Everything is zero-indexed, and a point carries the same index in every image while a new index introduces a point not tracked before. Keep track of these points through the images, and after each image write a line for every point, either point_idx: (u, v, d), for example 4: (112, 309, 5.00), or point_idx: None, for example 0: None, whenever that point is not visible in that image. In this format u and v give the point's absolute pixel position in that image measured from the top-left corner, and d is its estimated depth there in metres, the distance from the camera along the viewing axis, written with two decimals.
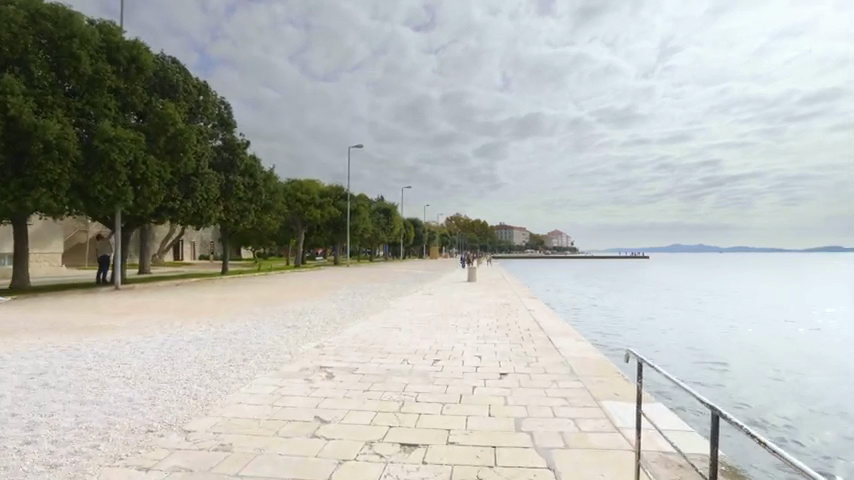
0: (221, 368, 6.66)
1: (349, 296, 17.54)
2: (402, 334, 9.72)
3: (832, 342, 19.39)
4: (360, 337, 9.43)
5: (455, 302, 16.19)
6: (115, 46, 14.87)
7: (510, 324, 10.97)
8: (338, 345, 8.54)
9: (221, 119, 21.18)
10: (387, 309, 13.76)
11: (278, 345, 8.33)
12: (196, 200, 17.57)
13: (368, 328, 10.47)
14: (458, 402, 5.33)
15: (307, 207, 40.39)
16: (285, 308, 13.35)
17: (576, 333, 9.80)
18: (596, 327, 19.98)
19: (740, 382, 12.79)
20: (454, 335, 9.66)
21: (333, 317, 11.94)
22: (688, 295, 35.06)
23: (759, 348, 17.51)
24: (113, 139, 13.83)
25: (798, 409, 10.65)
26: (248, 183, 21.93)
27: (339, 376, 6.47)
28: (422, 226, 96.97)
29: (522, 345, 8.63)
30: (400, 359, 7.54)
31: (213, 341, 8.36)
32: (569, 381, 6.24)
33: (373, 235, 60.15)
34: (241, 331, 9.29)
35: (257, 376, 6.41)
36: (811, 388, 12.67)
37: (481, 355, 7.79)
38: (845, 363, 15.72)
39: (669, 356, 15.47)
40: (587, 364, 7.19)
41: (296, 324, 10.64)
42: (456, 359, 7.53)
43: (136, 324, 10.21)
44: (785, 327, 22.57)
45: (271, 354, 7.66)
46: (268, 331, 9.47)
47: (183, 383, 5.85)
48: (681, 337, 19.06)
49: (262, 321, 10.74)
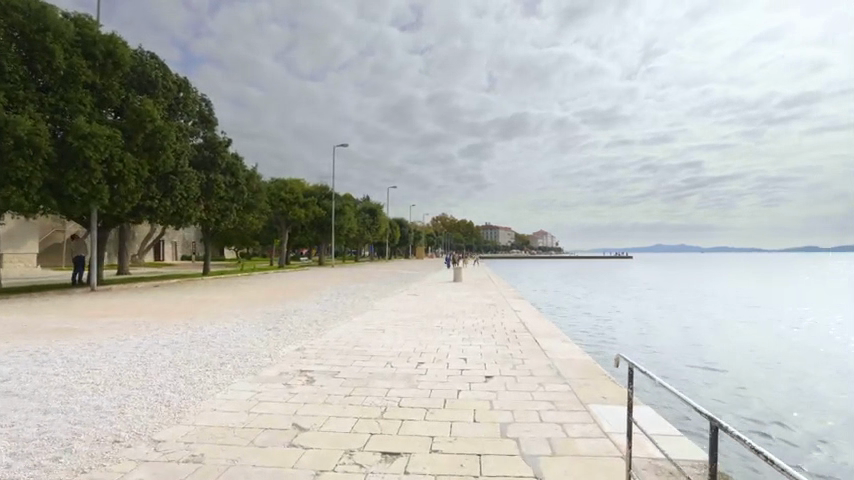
0: (196, 372, 6.42)
1: (333, 296, 17.30)
2: (386, 336, 9.53)
3: (813, 341, 19.57)
4: (342, 339, 9.23)
5: (440, 302, 16.06)
6: (91, 40, 14.46)
7: (495, 325, 10.84)
8: (320, 348, 8.33)
9: (202, 116, 20.79)
10: (371, 310, 13.57)
11: (257, 347, 8.10)
12: (175, 199, 17.18)
13: (351, 330, 10.27)
14: (442, 407, 5.16)
15: (291, 206, 39.98)
16: (266, 310, 13.08)
17: (561, 334, 9.70)
18: (581, 327, 19.97)
19: (724, 381, 12.78)
20: (439, 336, 9.49)
21: (316, 318, 11.71)
22: (672, 295, 35.31)
23: (743, 347, 17.59)
24: (88, 135, 13.44)
25: (781, 408, 10.65)
26: (230, 182, 21.54)
27: (320, 380, 6.27)
28: (408, 226, 96.79)
29: (507, 347, 8.49)
30: (382, 361, 7.35)
31: (190, 344, 8.10)
32: (555, 384, 6.11)
33: (358, 235, 59.86)
34: (219, 334, 9.03)
35: (234, 381, 6.18)
36: (794, 386, 12.70)
37: (466, 357, 7.63)
38: (827, 362, 15.85)
39: (654, 356, 15.46)
40: (573, 366, 7.08)
41: (277, 326, 10.41)
42: (440, 361, 7.37)
43: (111, 326, 9.90)
44: (767, 326, 22.77)
45: (250, 357, 7.43)
46: (248, 334, 9.23)
47: (155, 389, 5.61)
48: (666, 336, 19.11)
49: (243, 323, 10.49)
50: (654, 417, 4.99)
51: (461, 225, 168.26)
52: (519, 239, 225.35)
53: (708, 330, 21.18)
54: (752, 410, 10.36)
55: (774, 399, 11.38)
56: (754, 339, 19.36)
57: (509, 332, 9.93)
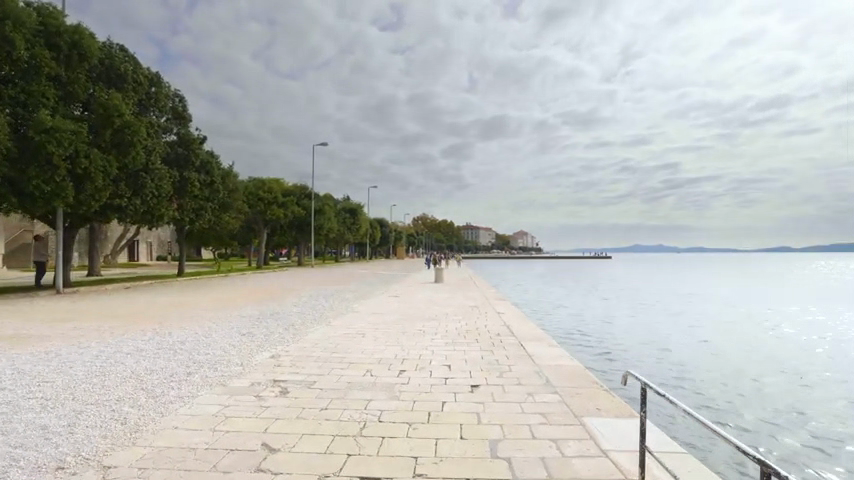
0: (160, 384, 5.93)
1: (312, 298, 16.76)
2: (366, 341, 9.13)
3: (793, 340, 19.61)
4: (320, 344, 8.81)
5: (422, 304, 15.66)
6: (55, 31, 13.76)
7: (479, 329, 10.51)
8: (296, 355, 7.90)
9: (175, 112, 20.11)
10: (351, 313, 13.12)
11: (229, 355, 7.64)
12: (146, 197, 16.49)
13: (330, 334, 9.83)
14: (426, 423, 4.82)
15: (270, 206, 39.21)
16: (242, 313, 12.55)
17: (548, 338, 9.40)
18: (564, 327, 19.76)
19: (710, 382, 12.58)
20: (422, 341, 9.13)
21: (292, 322, 11.23)
22: (653, 294, 35.41)
23: (725, 347, 17.55)
24: (51, 130, 12.74)
25: (766, 410, 10.50)
26: (204, 181, 20.82)
27: (294, 391, 5.85)
28: (389, 225, 96.21)
29: (492, 352, 8.16)
30: (362, 369, 6.96)
31: (155, 351, 7.58)
32: (545, 394, 5.84)
33: (338, 235, 59.14)
34: (189, 340, 8.52)
35: (201, 393, 5.72)
36: (778, 385, 12.60)
37: (450, 364, 7.29)
38: (810, 361, 15.82)
39: (637, 357, 15.25)
40: (562, 374, 6.78)
41: (251, 330, 9.92)
42: (423, 369, 7.00)
43: (71, 332, 9.30)
44: (747, 325, 22.84)
45: (220, 366, 6.96)
46: (220, 340, 8.74)
47: (112, 404, 5.13)
48: (649, 336, 19.00)
49: (216, 328, 9.98)
50: (655, 432, 4.71)
51: (442, 225, 168.15)
52: (500, 239, 226.15)
53: (690, 329, 21.15)
54: (738, 413, 10.17)
55: (759, 400, 11.22)
56: (735, 339, 19.36)
57: (493, 336, 9.59)
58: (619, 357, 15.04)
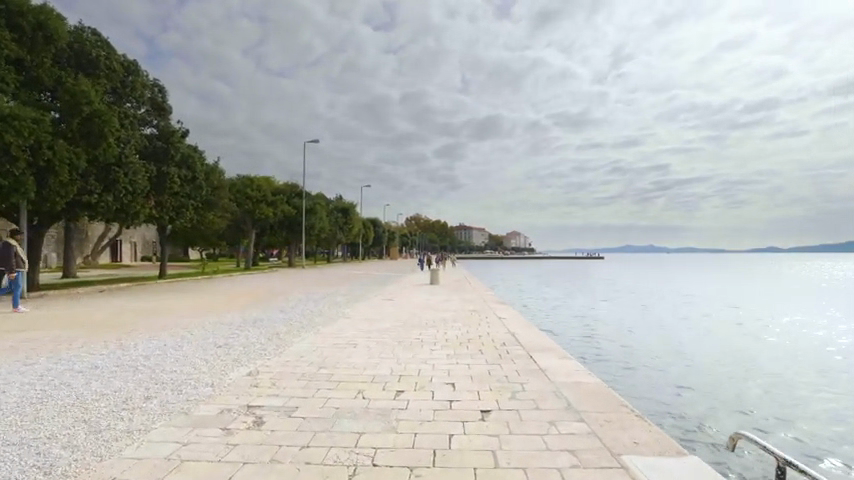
0: (105, 414, 4.95)
1: (300, 303, 15.70)
2: (356, 353, 8.15)
3: (802, 341, 18.70)
4: (305, 358, 7.81)
5: (417, 308, 14.73)
6: (17, 10, 12.73)
7: (482, 337, 9.55)
8: (277, 372, 6.91)
9: (154, 104, 19.14)
10: (341, 319, 12.11)
11: (199, 373, 6.65)
12: (119, 194, 15.39)
13: (317, 345, 8.82)
14: (430, 467, 3.89)
15: (258, 205, 38.06)
16: (222, 320, 11.54)
17: (559, 348, 8.45)
18: (563, 329, 18.80)
19: (717, 383, 11.67)
20: (419, 353, 8.13)
21: (275, 331, 10.21)
22: (652, 295, 34.40)
23: (735, 348, 16.61)
24: (9, 118, 11.65)
25: (781, 412, 9.58)
26: (185, 176, 19.70)
27: (270, 423, 4.85)
28: (381, 225, 94.98)
29: (500, 366, 7.18)
30: (352, 391, 5.96)
31: (111, 370, 6.57)
32: (569, 421, 4.93)
33: (330, 235, 57.95)
34: (155, 355, 7.54)
35: (156, 426, 4.72)
36: (795, 387, 11.65)
37: (454, 382, 6.32)
38: (823, 362, 14.88)
39: (641, 358, 14.30)
40: (584, 394, 5.77)
41: (228, 341, 8.90)
42: (425, 389, 6.02)
43: (23, 343, 8.26)
44: (751, 326, 21.92)
45: (185, 389, 5.95)
46: (192, 353, 7.75)
47: (38, 445, 4.13)
48: (654, 338, 18.04)
49: (188, 338, 9.00)
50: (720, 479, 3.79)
51: (435, 225, 167.09)
52: (493, 240, 224.93)
53: (692, 330, 20.22)
54: (750, 413, 9.29)
55: (772, 401, 10.32)
56: (739, 339, 18.45)
57: (497, 346, 8.62)
58: (622, 358, 14.08)
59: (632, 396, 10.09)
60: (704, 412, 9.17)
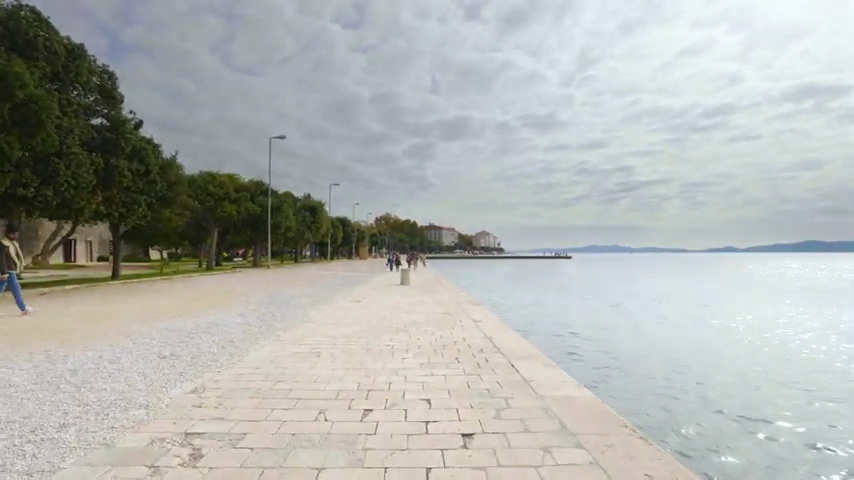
0: (2, 452, 4.08)
1: (262, 305, 14.70)
2: (321, 364, 7.32)
3: (776, 339, 18.47)
4: (262, 370, 6.94)
5: (387, 311, 13.92)
6: None
7: (459, 344, 8.83)
8: (227, 389, 6.03)
9: (103, 92, 17.95)
10: (303, 323, 11.23)
11: (132, 392, 5.74)
12: (59, 188, 14.16)
13: (276, 354, 7.96)
14: None
15: (220, 202, 36.56)
16: (172, 325, 10.52)
17: (542, 355, 7.78)
18: (537, 329, 18.22)
19: (699, 382, 11.19)
20: (390, 363, 7.34)
21: (230, 338, 9.29)
22: (625, 295, 34.14)
23: (711, 346, 16.25)
24: None
25: (767, 412, 9.11)
26: (137, 171, 18.34)
27: (209, 457, 4.01)
28: (350, 225, 93.48)
29: (480, 377, 6.44)
30: (313, 412, 5.15)
31: (26, 393, 5.61)
32: (565, 446, 4.20)
33: (297, 234, 56.55)
34: (85, 370, 6.61)
35: (64, 466, 3.84)
36: (777, 385, 11.25)
37: (430, 399, 5.54)
38: (799, 360, 14.57)
39: (619, 357, 13.80)
40: (578, 412, 5.04)
41: (175, 351, 7.97)
42: (396, 408, 5.25)
43: None
44: (726, 325, 21.68)
45: (114, 414, 5.06)
46: (130, 367, 6.82)
47: None
48: (631, 337, 17.61)
49: (128, 349, 8.04)
50: None
51: (404, 225, 165.96)
52: (463, 240, 225.13)
53: (668, 329, 19.83)
54: (733, 413, 8.84)
55: (757, 401, 9.84)
56: (715, 338, 18.16)
57: (475, 354, 7.92)
58: (600, 359, 13.55)
59: (614, 399, 9.53)
60: (690, 416, 8.64)
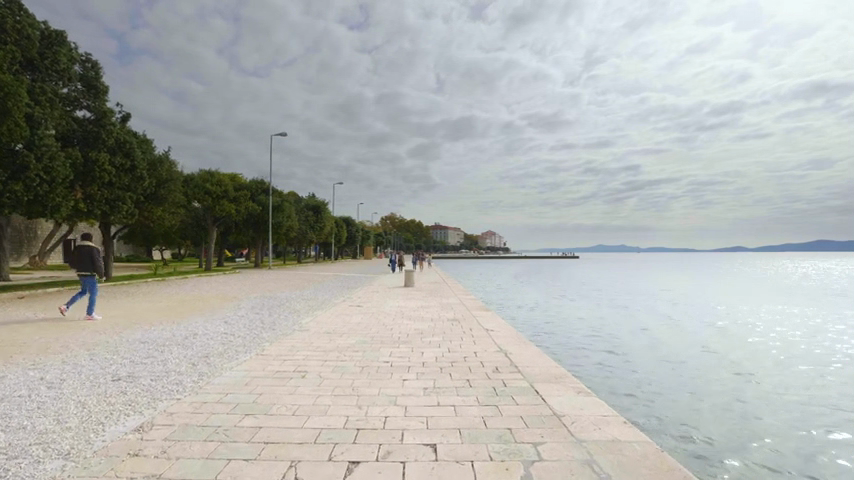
0: None
1: (252, 312, 13.44)
2: (303, 389, 6.02)
3: (802, 340, 17.00)
4: (231, 397, 5.68)
5: (385, 317, 12.72)
6: None
7: (467, 361, 7.53)
8: (178, 428, 4.75)
9: (86, 82, 16.84)
10: (293, 333, 9.99)
11: (54, 434, 4.49)
12: (31, 182, 13.08)
13: (253, 376, 6.69)
14: None
15: (219, 200, 35.23)
16: (141, 337, 9.25)
17: (569, 377, 6.46)
18: (548, 332, 16.90)
19: (729, 383, 9.87)
20: (386, 388, 6.05)
21: (207, 352, 8.09)
22: (636, 296, 32.53)
23: (734, 347, 14.88)
24: None
25: (810, 414, 7.84)
26: (121, 164, 17.10)
27: None
28: (355, 225, 92.32)
29: (498, 412, 5.13)
30: (280, 467, 3.87)
31: None
32: None
33: (300, 235, 55.46)
34: (9, 400, 5.36)
35: None
36: (813, 385, 9.93)
37: (436, 447, 4.24)
38: (830, 360, 13.14)
39: (638, 359, 12.56)
40: (633, 471, 3.73)
41: (133, 371, 6.70)
42: (393, 461, 3.96)
43: None
44: (747, 326, 20.17)
45: (15, 471, 3.79)
46: (69, 395, 5.58)
47: None
48: (648, 338, 16.31)
49: (77, 369, 6.77)
50: None
51: (408, 225, 164.48)
52: (466, 239, 226.38)
53: (686, 331, 18.41)
54: (768, 416, 7.61)
55: (800, 403, 8.55)
56: (738, 339, 16.74)
57: (489, 376, 6.62)
58: (617, 361, 12.27)
59: (633, 400, 8.35)
60: (724, 418, 7.40)
